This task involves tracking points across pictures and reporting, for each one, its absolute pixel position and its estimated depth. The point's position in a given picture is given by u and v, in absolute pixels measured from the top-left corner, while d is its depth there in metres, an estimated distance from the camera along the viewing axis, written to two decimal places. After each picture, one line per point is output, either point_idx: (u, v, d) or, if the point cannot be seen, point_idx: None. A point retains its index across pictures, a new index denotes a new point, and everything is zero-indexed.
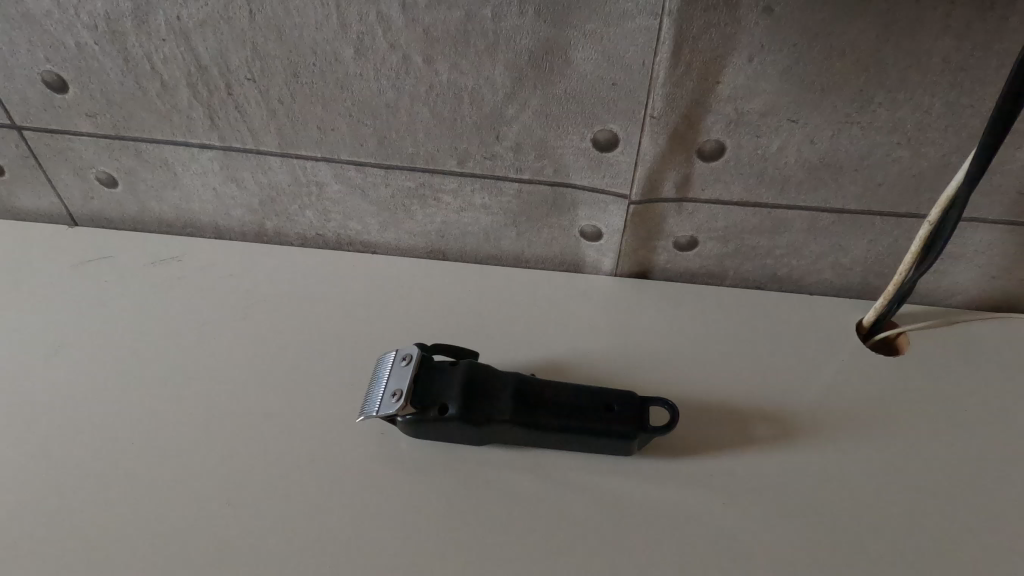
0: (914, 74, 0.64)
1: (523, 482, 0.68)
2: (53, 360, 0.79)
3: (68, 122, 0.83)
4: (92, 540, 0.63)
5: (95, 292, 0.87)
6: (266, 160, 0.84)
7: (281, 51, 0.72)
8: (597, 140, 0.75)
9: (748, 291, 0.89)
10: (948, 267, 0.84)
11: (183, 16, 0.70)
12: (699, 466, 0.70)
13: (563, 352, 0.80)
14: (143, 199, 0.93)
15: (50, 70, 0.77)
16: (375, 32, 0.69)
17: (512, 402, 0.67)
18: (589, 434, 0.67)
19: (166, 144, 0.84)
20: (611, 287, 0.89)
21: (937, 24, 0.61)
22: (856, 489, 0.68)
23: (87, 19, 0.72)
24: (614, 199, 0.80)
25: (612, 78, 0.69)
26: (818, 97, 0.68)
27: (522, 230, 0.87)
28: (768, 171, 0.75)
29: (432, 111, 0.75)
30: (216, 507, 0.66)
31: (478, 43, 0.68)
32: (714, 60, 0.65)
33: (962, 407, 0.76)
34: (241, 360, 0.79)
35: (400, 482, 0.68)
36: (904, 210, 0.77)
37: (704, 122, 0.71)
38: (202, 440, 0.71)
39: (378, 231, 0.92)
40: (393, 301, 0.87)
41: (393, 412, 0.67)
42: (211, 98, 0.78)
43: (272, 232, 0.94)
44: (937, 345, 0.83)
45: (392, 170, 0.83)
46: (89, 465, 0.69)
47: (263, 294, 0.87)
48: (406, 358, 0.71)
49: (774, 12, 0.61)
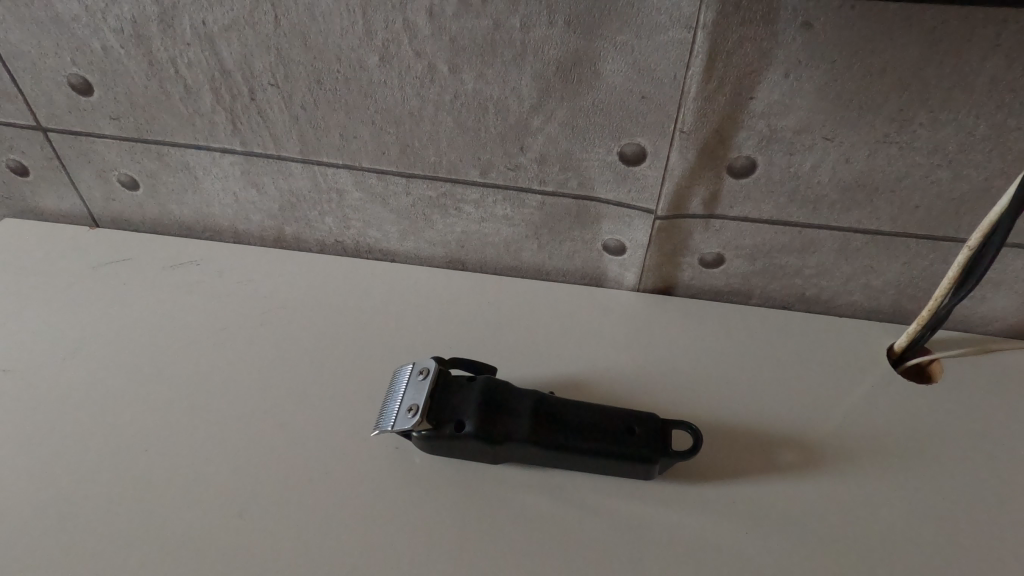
0: (959, 93, 0.62)
1: (539, 503, 0.66)
2: (68, 362, 0.79)
3: (92, 124, 0.83)
4: (100, 547, 0.62)
5: (113, 295, 0.87)
6: (287, 166, 0.83)
7: (305, 57, 0.71)
8: (624, 153, 0.73)
9: (775, 312, 0.87)
10: (986, 294, 0.81)
11: (209, 22, 0.70)
12: (722, 491, 0.67)
13: (583, 370, 0.78)
14: (164, 202, 0.93)
15: (76, 73, 0.78)
16: (400, 40, 0.68)
17: (531, 422, 0.65)
18: (609, 457, 0.65)
19: (188, 148, 0.84)
20: (633, 303, 0.87)
21: (986, 43, 0.58)
22: (887, 520, 0.65)
23: (113, 23, 0.72)
24: (639, 213, 0.78)
25: (641, 91, 0.67)
26: (855, 115, 0.65)
27: (544, 243, 0.86)
28: (801, 189, 0.73)
29: (455, 120, 0.74)
30: (229, 519, 0.64)
31: (506, 53, 0.67)
32: (748, 75, 0.63)
33: (998, 440, 0.73)
34: (256, 367, 0.79)
35: (413, 498, 0.66)
36: (941, 233, 0.74)
37: (737, 137, 0.69)
38: (214, 449, 0.70)
39: (397, 239, 0.91)
40: (410, 311, 0.85)
41: (408, 428, 0.65)
42: (234, 103, 0.77)
43: (291, 237, 0.94)
44: (973, 374, 0.80)
45: (414, 179, 0.81)
46: (101, 473, 0.68)
47: (280, 301, 0.86)
48: (422, 371, 0.70)
49: (813, 27, 0.59)
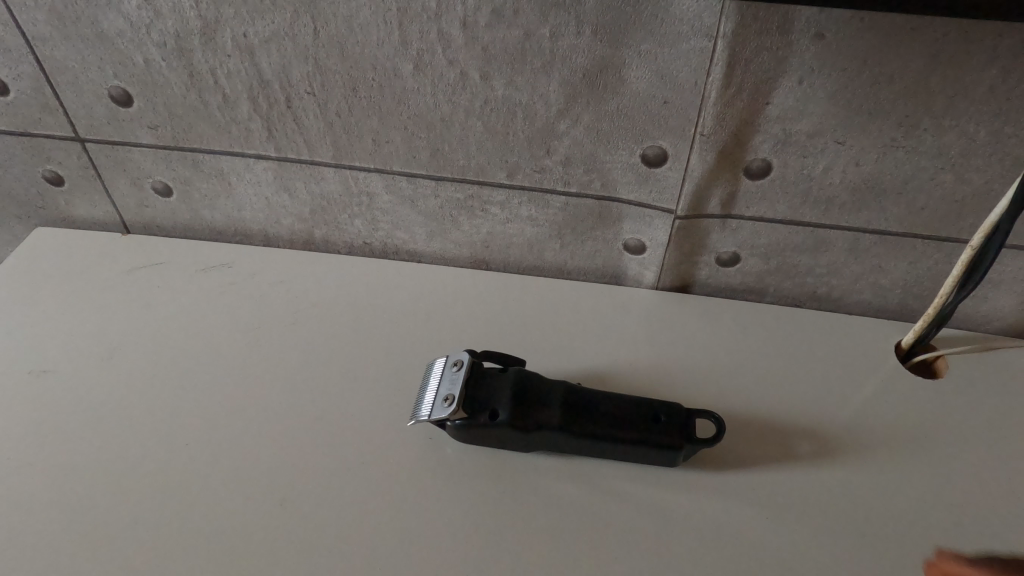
0: (960, 100, 0.66)
1: (568, 490, 0.68)
2: (105, 362, 0.81)
3: (129, 134, 0.87)
4: (144, 538, 0.64)
5: (147, 297, 0.90)
6: (320, 170, 0.87)
7: (342, 67, 0.75)
8: (646, 155, 0.77)
9: (789, 309, 0.90)
10: (988, 293, 0.84)
11: (250, 34, 0.74)
12: (743, 479, 0.70)
13: (607, 364, 0.81)
14: (195, 208, 0.95)
15: (117, 85, 0.81)
16: (434, 49, 0.72)
17: (563, 411, 0.67)
18: (637, 445, 0.67)
19: (223, 155, 0.87)
20: (652, 301, 0.90)
21: (984, 53, 0.62)
22: (900, 505, 0.68)
23: (156, 37, 0.76)
24: (660, 213, 0.82)
25: (663, 96, 0.71)
26: (865, 120, 0.69)
27: (566, 243, 0.89)
28: (814, 190, 0.76)
29: (484, 125, 0.78)
30: (269, 509, 0.66)
31: (535, 61, 0.71)
32: (765, 81, 0.67)
33: (1003, 432, 0.75)
34: (289, 364, 0.81)
35: (446, 487, 0.69)
36: (945, 234, 0.78)
37: (753, 141, 0.73)
38: (252, 442, 0.72)
39: (424, 240, 0.94)
40: (438, 309, 0.88)
41: (444, 417, 0.68)
42: (270, 111, 0.81)
43: (320, 240, 0.97)
44: (977, 369, 0.83)
45: (443, 182, 0.85)
46: (141, 466, 0.70)
47: (311, 301, 0.89)
48: (457, 363, 0.72)
49: (825, 37, 0.64)
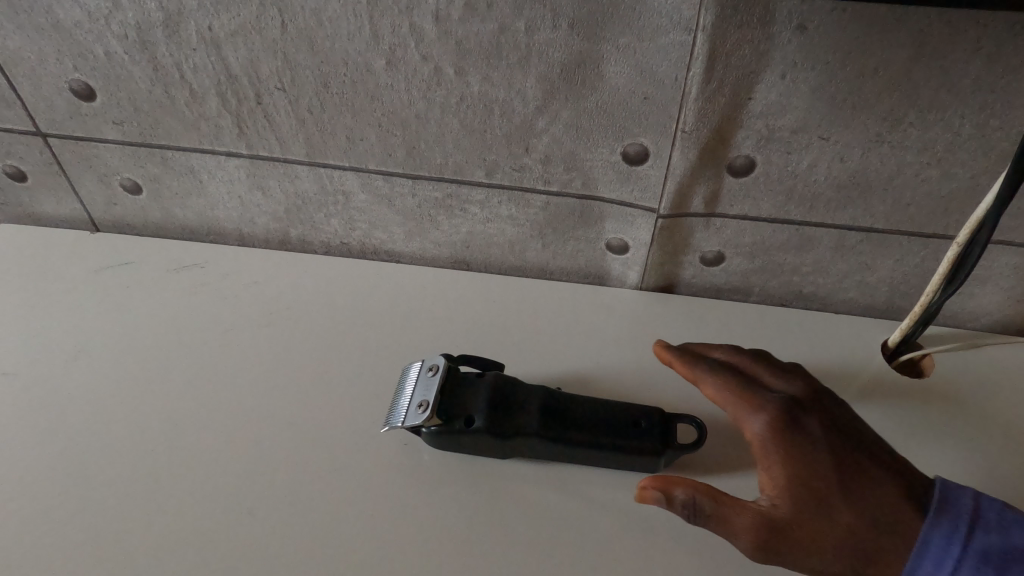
0: (946, 94, 0.64)
1: (547, 496, 0.67)
2: (71, 366, 0.79)
3: (94, 130, 0.84)
4: (107, 549, 0.62)
5: (116, 299, 0.87)
6: (293, 168, 0.84)
7: (312, 61, 0.73)
8: (627, 153, 0.75)
9: (775, 308, 0.89)
10: (975, 290, 0.83)
11: (215, 27, 0.71)
12: (726, 484, 0.68)
13: (588, 366, 0.79)
14: (166, 207, 0.93)
15: (79, 79, 0.78)
16: (407, 43, 0.69)
17: (540, 417, 0.66)
18: (616, 450, 0.66)
19: (192, 152, 0.85)
20: (635, 301, 0.89)
21: (969, 46, 0.61)
22: None
23: (118, 29, 0.73)
24: (642, 212, 0.80)
25: (643, 92, 0.69)
26: (850, 115, 0.68)
27: (548, 242, 0.87)
28: (798, 187, 0.75)
29: (461, 122, 0.75)
30: (237, 517, 0.65)
31: (511, 56, 0.69)
32: (746, 76, 0.66)
33: (989, 431, 0.74)
34: (262, 368, 0.79)
35: (421, 494, 0.67)
36: (931, 231, 0.76)
37: (736, 137, 0.71)
38: (221, 448, 0.70)
39: (403, 240, 0.92)
40: (417, 310, 0.86)
41: (418, 423, 0.66)
42: (239, 107, 0.78)
43: (296, 240, 0.94)
44: (963, 367, 0.82)
45: (420, 180, 0.83)
46: (106, 474, 0.68)
47: (286, 302, 0.87)
48: (432, 368, 0.70)
49: (807, 30, 0.62)
